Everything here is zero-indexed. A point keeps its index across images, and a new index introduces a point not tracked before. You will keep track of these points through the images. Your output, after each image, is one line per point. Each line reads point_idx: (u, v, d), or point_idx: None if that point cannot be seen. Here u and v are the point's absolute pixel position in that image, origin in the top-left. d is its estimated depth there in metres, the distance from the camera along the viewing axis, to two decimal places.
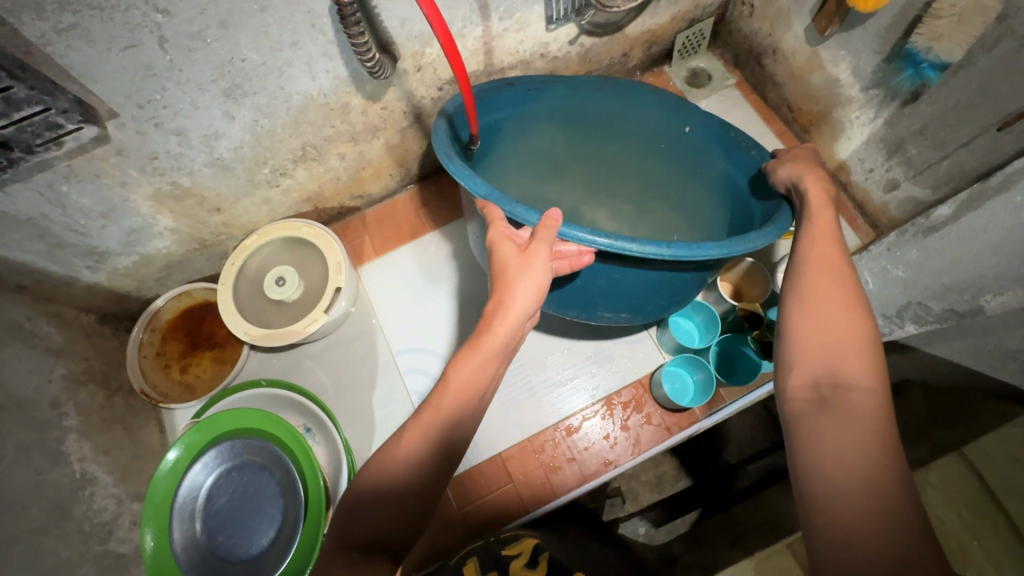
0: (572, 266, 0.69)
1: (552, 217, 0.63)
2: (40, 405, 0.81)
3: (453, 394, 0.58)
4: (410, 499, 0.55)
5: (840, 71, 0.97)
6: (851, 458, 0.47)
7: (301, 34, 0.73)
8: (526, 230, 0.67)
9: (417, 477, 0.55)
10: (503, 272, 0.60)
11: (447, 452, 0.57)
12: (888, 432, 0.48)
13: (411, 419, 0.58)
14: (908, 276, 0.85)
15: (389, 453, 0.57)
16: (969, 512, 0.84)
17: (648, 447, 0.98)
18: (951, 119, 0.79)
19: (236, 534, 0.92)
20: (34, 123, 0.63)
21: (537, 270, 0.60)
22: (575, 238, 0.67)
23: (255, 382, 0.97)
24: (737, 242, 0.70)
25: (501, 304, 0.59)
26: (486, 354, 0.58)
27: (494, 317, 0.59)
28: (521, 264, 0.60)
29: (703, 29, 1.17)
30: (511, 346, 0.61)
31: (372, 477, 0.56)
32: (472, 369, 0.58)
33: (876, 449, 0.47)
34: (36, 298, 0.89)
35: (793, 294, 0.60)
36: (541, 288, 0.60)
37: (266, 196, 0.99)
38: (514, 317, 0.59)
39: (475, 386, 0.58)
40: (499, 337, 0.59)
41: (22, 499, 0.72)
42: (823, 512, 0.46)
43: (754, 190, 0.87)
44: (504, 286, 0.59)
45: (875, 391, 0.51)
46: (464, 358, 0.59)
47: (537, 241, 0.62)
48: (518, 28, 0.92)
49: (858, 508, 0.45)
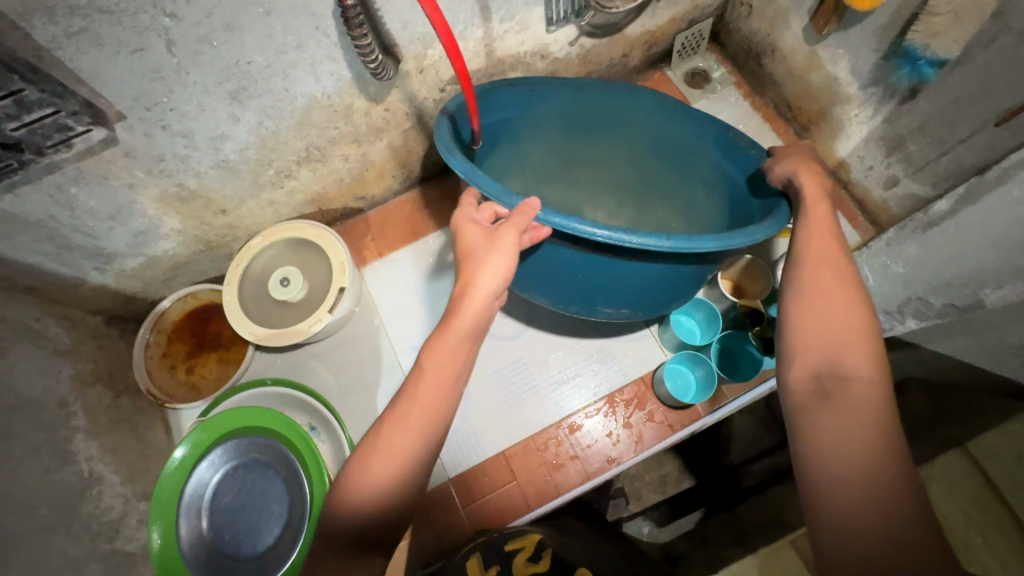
0: (531, 240, 0.71)
1: (530, 205, 0.65)
2: (48, 404, 0.82)
3: (432, 378, 0.58)
4: (398, 489, 0.55)
5: (838, 70, 0.98)
6: (852, 448, 0.48)
7: (306, 36, 0.74)
8: (491, 208, 0.70)
9: (404, 468, 0.55)
10: (471, 255, 0.63)
11: (431, 439, 0.57)
12: (889, 420, 0.49)
13: (391, 409, 0.58)
14: (907, 271, 0.85)
15: (373, 445, 0.56)
16: (973, 509, 0.83)
17: (650, 445, 0.99)
18: (950, 116, 0.80)
19: (242, 532, 0.93)
20: (45, 125, 0.65)
21: (504, 250, 0.62)
22: (550, 222, 0.68)
23: (261, 381, 0.98)
24: (737, 235, 0.71)
25: (468, 284, 0.61)
26: (457, 337, 0.59)
27: (462, 299, 0.60)
28: (488, 247, 0.62)
29: (702, 30, 1.18)
30: (481, 329, 0.62)
31: (356, 468, 0.56)
32: (445, 352, 0.59)
33: (876, 438, 0.48)
34: (44, 300, 0.90)
35: (792, 289, 0.61)
36: (511, 266, 0.62)
37: (270, 198, 1.00)
38: (482, 297, 0.60)
39: (450, 372, 0.59)
40: (468, 320, 0.60)
41: (31, 498, 0.73)
42: (826, 501, 0.47)
43: (753, 189, 0.87)
44: (471, 266, 0.62)
45: (876, 383, 0.51)
46: (438, 342, 0.60)
47: (508, 223, 0.64)
48: (518, 30, 0.93)
49: (860, 496, 0.45)
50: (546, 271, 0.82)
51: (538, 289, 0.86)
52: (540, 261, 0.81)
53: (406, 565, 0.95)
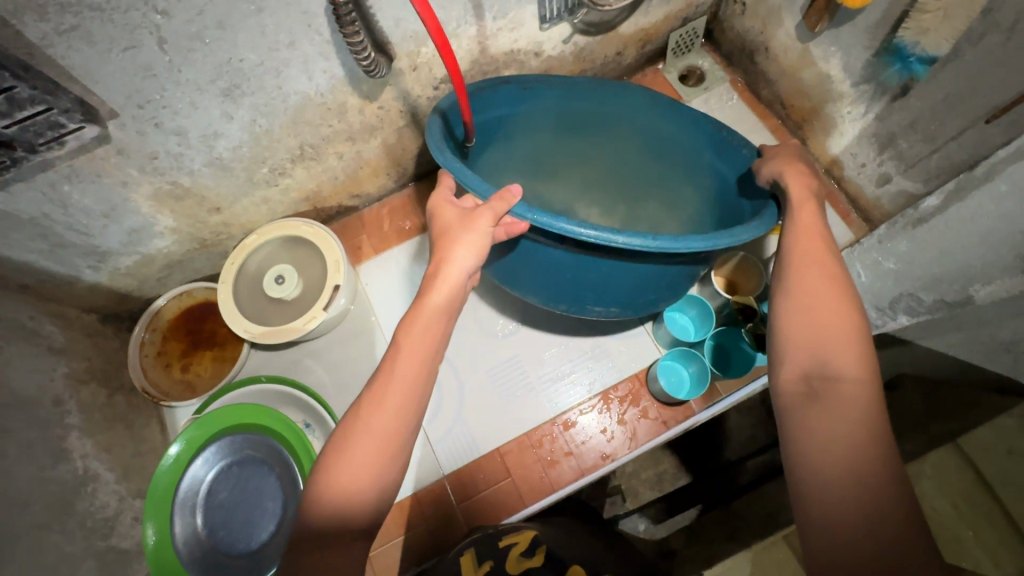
0: (507, 234, 0.70)
1: (512, 190, 0.66)
2: (42, 401, 0.82)
3: (409, 356, 0.59)
4: (378, 469, 0.55)
5: (831, 67, 0.98)
6: (842, 448, 0.48)
7: (298, 34, 0.74)
8: (471, 199, 0.71)
9: (382, 445, 0.55)
10: (446, 235, 0.66)
11: (411, 419, 0.57)
12: (877, 420, 0.49)
13: (368, 393, 0.58)
14: (899, 267, 0.86)
15: (352, 426, 0.56)
16: (965, 504, 0.84)
17: (644, 441, 0.99)
18: (940, 113, 0.80)
19: (237, 529, 0.93)
20: (36, 122, 0.65)
21: (476, 231, 0.64)
22: (527, 217, 0.69)
23: (255, 380, 0.98)
24: (724, 235, 0.71)
25: (442, 261, 0.64)
26: (431, 313, 0.61)
27: (436, 277, 0.63)
28: (463, 226, 0.65)
29: (696, 28, 1.18)
30: (454, 308, 0.64)
31: (335, 451, 0.55)
32: (419, 330, 0.61)
33: (865, 437, 0.48)
34: (39, 298, 0.90)
35: (781, 289, 0.61)
36: (483, 246, 0.65)
37: (264, 196, 1.00)
38: (455, 274, 0.63)
39: (426, 349, 0.60)
40: (442, 295, 0.62)
41: (25, 495, 0.73)
42: (815, 500, 0.47)
43: (743, 188, 0.89)
44: (446, 245, 0.65)
45: (864, 382, 0.51)
46: (412, 321, 0.61)
47: (485, 207, 0.65)
48: (512, 28, 0.93)
49: (850, 496, 0.46)
50: (536, 270, 0.82)
51: (529, 288, 0.87)
52: (531, 260, 0.81)
53: (400, 562, 0.95)
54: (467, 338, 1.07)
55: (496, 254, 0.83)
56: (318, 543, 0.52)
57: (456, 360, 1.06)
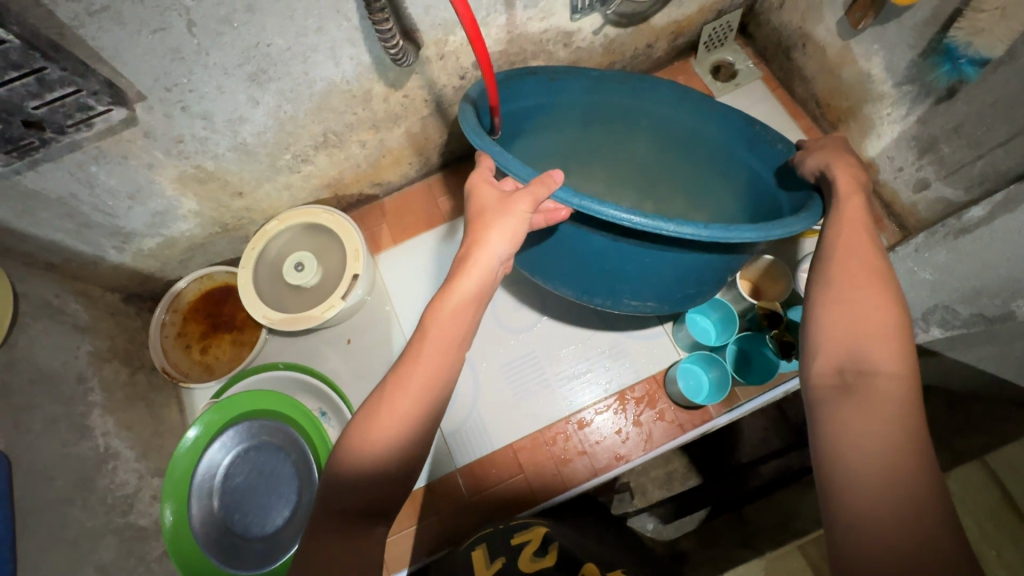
0: (547, 221, 0.71)
1: (553, 176, 0.64)
2: (66, 377, 0.83)
3: (433, 344, 0.58)
4: (395, 462, 0.54)
5: (872, 66, 0.94)
6: (872, 441, 0.46)
7: (326, 19, 0.73)
8: (510, 182, 0.69)
9: (400, 439, 0.54)
10: (482, 215, 0.64)
11: (429, 414, 0.56)
12: (913, 417, 0.47)
13: (393, 380, 0.57)
14: (936, 278, 0.83)
15: (371, 412, 0.55)
16: (989, 521, 0.81)
17: (660, 443, 0.98)
18: (989, 117, 0.76)
19: (251, 513, 0.95)
20: (66, 104, 0.65)
21: (512, 216, 0.63)
22: (571, 203, 0.67)
23: (274, 366, 1.00)
24: (774, 226, 0.68)
25: (476, 245, 0.62)
26: (459, 301, 0.60)
27: (467, 262, 0.62)
28: (502, 208, 0.63)
29: (731, 21, 1.14)
30: (484, 295, 0.62)
31: (356, 434, 0.55)
32: (446, 319, 0.60)
33: (898, 433, 0.46)
34: (64, 276, 0.91)
35: (820, 282, 0.59)
36: (518, 234, 0.63)
37: (287, 182, 1.00)
38: (486, 260, 0.62)
39: (449, 338, 0.59)
40: (471, 282, 0.61)
41: (49, 469, 0.75)
42: (842, 494, 0.45)
43: (781, 181, 0.84)
44: (480, 227, 0.63)
45: (901, 377, 0.49)
46: (439, 307, 0.60)
47: (524, 192, 0.63)
48: (542, 17, 0.91)
49: (879, 489, 0.44)
50: (570, 259, 0.81)
51: (561, 279, 0.85)
52: (565, 247, 0.79)
53: (411, 552, 0.96)
54: (483, 333, 1.06)
55: (529, 243, 0.82)
56: (333, 531, 0.51)
57: (472, 354, 1.05)
